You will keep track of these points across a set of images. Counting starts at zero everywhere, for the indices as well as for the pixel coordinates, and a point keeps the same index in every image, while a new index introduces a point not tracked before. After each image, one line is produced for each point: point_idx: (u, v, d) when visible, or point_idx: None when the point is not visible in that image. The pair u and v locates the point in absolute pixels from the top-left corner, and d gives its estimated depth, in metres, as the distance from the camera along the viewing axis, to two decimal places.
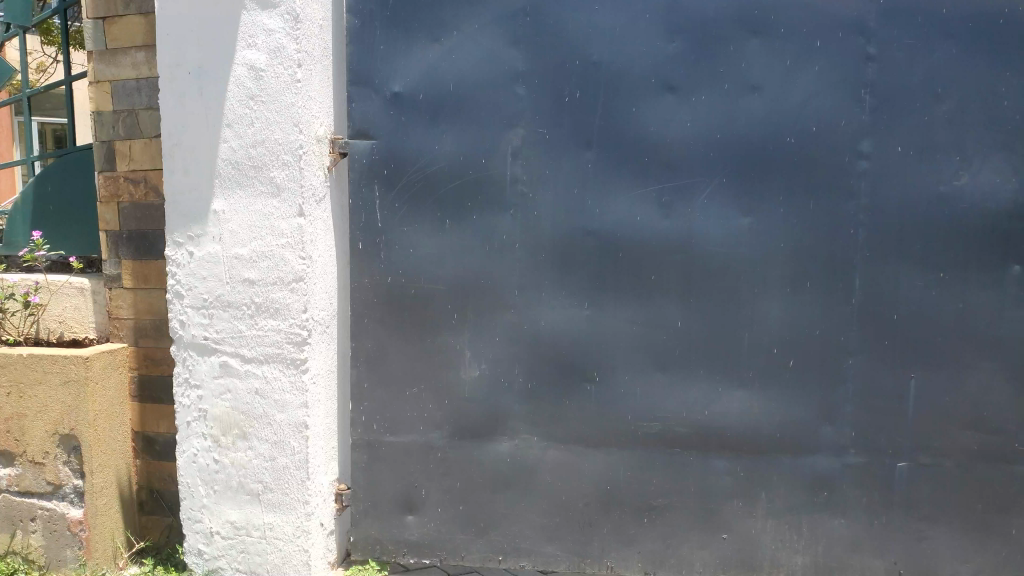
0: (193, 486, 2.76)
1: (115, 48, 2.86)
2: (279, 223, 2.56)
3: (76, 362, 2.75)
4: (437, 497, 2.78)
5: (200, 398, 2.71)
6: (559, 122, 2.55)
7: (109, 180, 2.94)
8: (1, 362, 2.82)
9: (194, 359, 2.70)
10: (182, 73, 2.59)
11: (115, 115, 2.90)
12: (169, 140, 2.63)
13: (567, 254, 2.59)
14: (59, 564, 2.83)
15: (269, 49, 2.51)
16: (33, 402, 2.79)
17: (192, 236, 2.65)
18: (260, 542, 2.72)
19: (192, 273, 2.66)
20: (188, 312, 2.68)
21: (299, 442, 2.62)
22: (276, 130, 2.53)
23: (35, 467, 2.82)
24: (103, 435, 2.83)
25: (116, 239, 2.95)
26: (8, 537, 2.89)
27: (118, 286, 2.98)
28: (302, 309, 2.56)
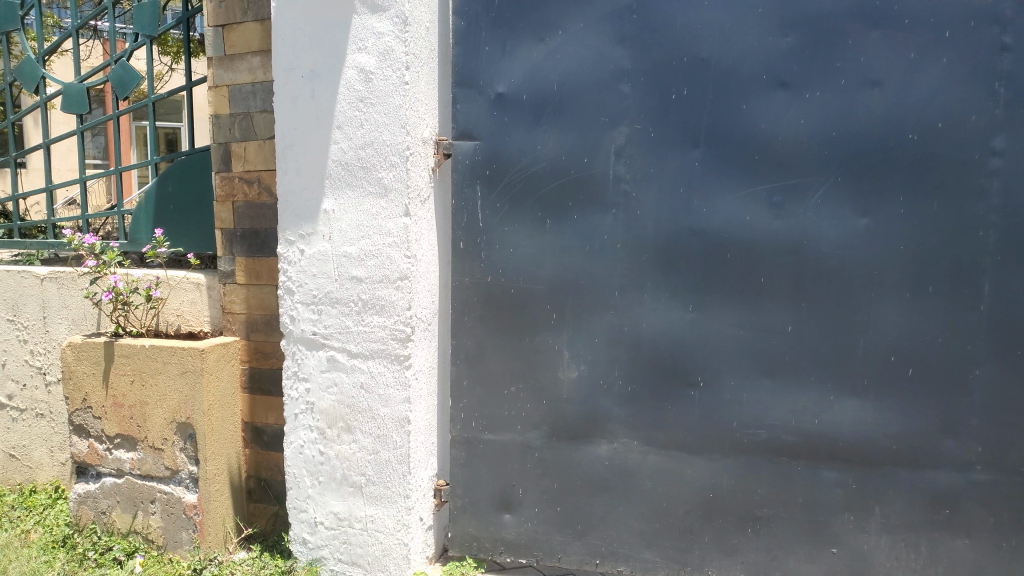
0: (300, 477, 2.86)
1: (233, 54, 2.99)
2: (386, 222, 2.61)
3: (193, 353, 2.89)
4: (534, 497, 2.77)
5: (308, 391, 2.80)
6: (665, 120, 2.51)
7: (226, 180, 3.07)
8: (126, 352, 2.99)
9: (303, 354, 2.79)
10: (297, 78, 2.69)
11: (232, 118, 3.03)
12: (283, 142, 2.74)
13: (671, 255, 2.54)
14: (175, 545, 2.98)
15: (378, 52, 2.57)
16: (154, 390, 2.95)
17: (304, 235, 2.74)
18: (362, 534, 2.78)
19: (303, 270, 2.75)
20: (298, 308, 2.77)
21: (401, 437, 2.67)
22: (384, 131, 2.59)
23: (155, 452, 2.98)
24: (216, 424, 2.96)
25: (231, 237, 3.08)
26: (130, 517, 3.05)
27: (231, 282, 3.10)
28: (406, 306, 2.61)
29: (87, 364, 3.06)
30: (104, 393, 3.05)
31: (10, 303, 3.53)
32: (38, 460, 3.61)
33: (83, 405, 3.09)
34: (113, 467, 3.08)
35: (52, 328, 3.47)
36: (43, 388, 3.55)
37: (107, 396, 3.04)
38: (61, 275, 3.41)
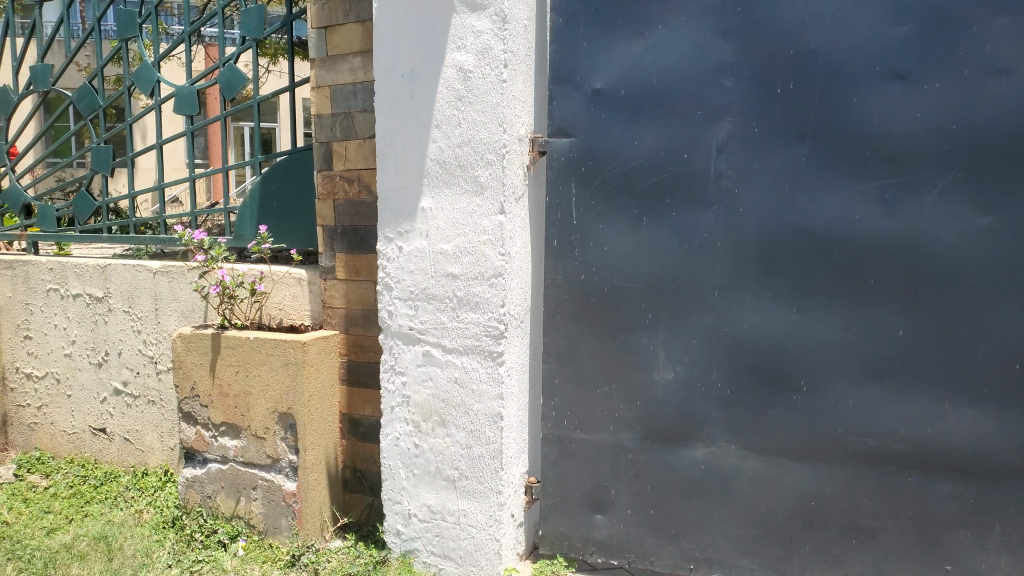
0: (395, 469, 2.91)
1: (335, 55, 3.07)
2: (481, 219, 2.63)
3: (295, 346, 2.99)
4: (626, 498, 2.74)
5: (403, 384, 2.85)
6: (769, 115, 2.43)
7: (327, 179, 3.16)
8: (232, 343, 3.12)
9: (399, 348, 2.84)
10: (397, 77, 2.74)
11: (333, 117, 3.11)
12: (383, 140, 2.79)
13: (773, 254, 2.46)
14: (275, 531, 3.09)
15: (476, 50, 2.59)
16: (257, 380, 3.07)
17: (401, 231, 2.79)
18: (454, 527, 2.81)
19: (400, 267, 2.80)
20: (395, 303, 2.83)
21: (494, 433, 2.69)
22: (481, 130, 2.60)
23: (257, 441, 3.10)
24: (316, 414, 3.06)
25: (331, 234, 3.17)
26: (234, 502, 3.18)
27: (331, 278, 3.19)
28: (500, 303, 2.62)
29: (196, 354, 3.20)
30: (210, 382, 3.18)
31: (126, 295, 3.73)
32: (150, 444, 3.81)
33: (192, 393, 3.23)
34: (218, 454, 3.21)
35: (163, 319, 3.65)
36: (155, 376, 3.73)
37: (213, 385, 3.18)
38: (173, 269, 3.57)
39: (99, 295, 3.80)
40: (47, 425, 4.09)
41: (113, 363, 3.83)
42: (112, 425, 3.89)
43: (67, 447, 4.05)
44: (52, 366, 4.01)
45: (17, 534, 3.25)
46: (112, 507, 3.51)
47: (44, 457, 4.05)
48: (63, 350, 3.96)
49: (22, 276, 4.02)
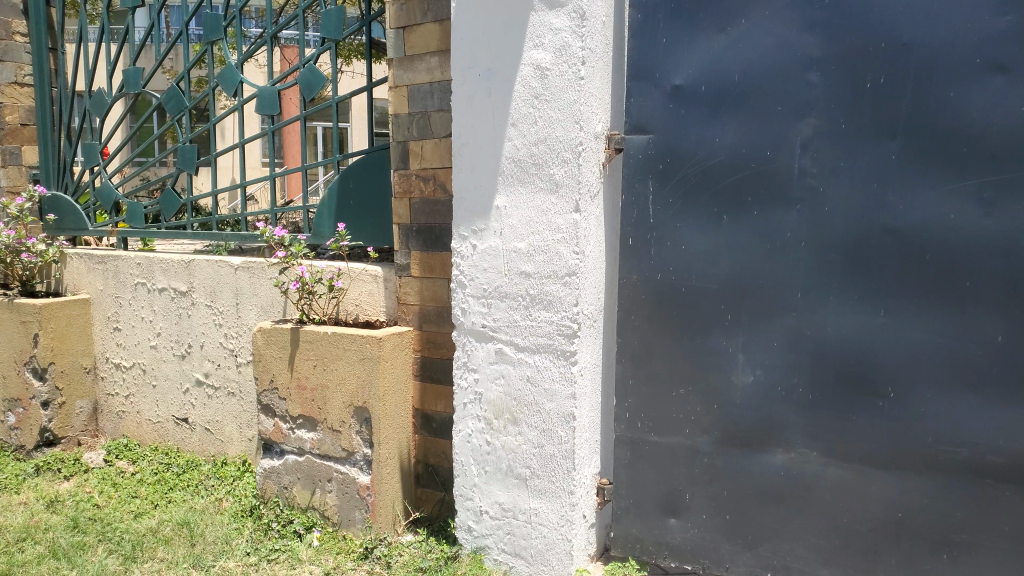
0: (467, 465, 2.93)
1: (413, 55, 3.10)
2: (556, 218, 2.62)
3: (371, 341, 3.04)
4: (701, 503, 2.69)
5: (476, 382, 2.86)
6: (857, 111, 2.35)
7: (403, 177, 3.20)
8: (310, 338, 3.19)
9: (472, 345, 2.85)
10: (474, 76, 2.75)
11: (410, 117, 3.14)
12: (459, 139, 2.81)
13: (860, 255, 2.38)
14: (349, 523, 3.15)
15: (554, 48, 2.57)
16: (334, 374, 3.13)
17: (476, 230, 2.80)
18: (526, 526, 2.81)
19: (474, 265, 2.81)
20: (469, 301, 2.84)
21: (567, 433, 2.67)
22: (557, 127, 2.59)
23: (333, 434, 3.16)
24: (390, 409, 3.10)
25: (407, 232, 3.21)
26: (309, 493, 3.25)
27: (406, 275, 3.23)
28: (574, 302, 2.60)
29: (275, 348, 3.29)
30: (288, 375, 3.26)
31: (209, 289, 3.86)
32: (229, 434, 3.92)
33: (271, 386, 3.32)
34: (295, 446, 3.28)
35: (244, 313, 3.76)
36: (235, 368, 3.84)
37: (291, 378, 3.25)
38: (253, 264, 3.68)
39: (184, 289, 3.94)
40: (133, 414, 4.26)
41: (195, 355, 3.97)
42: (194, 415, 4.02)
43: (152, 435, 4.21)
44: (139, 357, 4.17)
45: (107, 517, 3.42)
46: (194, 494, 3.65)
47: (131, 444, 4.22)
48: (149, 342, 4.12)
49: (113, 271, 4.19)
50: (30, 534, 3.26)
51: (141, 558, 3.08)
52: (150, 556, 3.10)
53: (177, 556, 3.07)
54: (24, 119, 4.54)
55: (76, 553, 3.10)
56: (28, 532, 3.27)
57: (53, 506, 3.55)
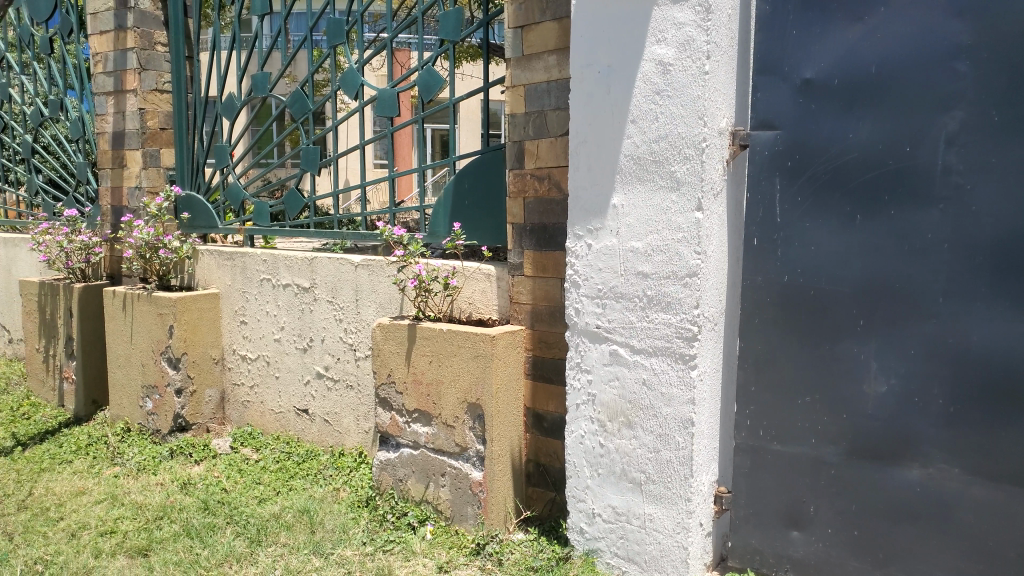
0: (579, 467, 2.91)
1: (530, 54, 3.11)
2: (677, 217, 2.55)
3: (485, 339, 3.06)
4: (826, 517, 2.56)
5: (590, 383, 2.83)
6: (1011, 102, 2.18)
7: (518, 177, 3.21)
8: (426, 334, 3.25)
9: (586, 346, 2.83)
10: (592, 73, 2.72)
11: (526, 116, 3.15)
12: (576, 138, 2.79)
13: (1011, 257, 2.21)
14: (461, 518, 3.19)
15: (677, 43, 2.51)
16: (449, 370, 3.17)
17: (592, 229, 2.77)
18: (640, 531, 2.76)
19: (590, 264, 2.78)
20: (583, 301, 2.81)
21: (684, 438, 2.60)
22: (680, 124, 2.53)
23: (447, 429, 3.21)
24: (503, 407, 3.12)
25: (521, 231, 3.21)
26: (423, 487, 3.31)
27: (519, 275, 3.24)
28: (694, 304, 2.52)
29: (393, 343, 3.37)
30: (405, 370, 3.33)
31: (330, 286, 4.00)
32: (347, 426, 4.05)
33: (388, 380, 3.40)
34: (411, 439, 3.35)
35: (363, 310, 3.87)
36: (353, 362, 3.96)
37: (407, 374, 3.32)
38: (373, 262, 3.79)
39: (306, 285, 4.10)
40: (258, 404, 4.46)
41: (316, 349, 4.12)
42: (314, 407, 4.17)
43: (274, 425, 4.40)
44: (263, 349, 4.37)
45: (234, 500, 3.59)
46: (313, 483, 3.79)
47: (255, 432, 4.42)
48: (274, 335, 4.30)
49: (240, 267, 4.41)
50: (167, 513, 3.48)
51: (266, 542, 3.22)
52: (273, 540, 3.23)
53: (299, 542, 3.18)
54: (163, 123, 4.86)
55: (207, 533, 3.29)
56: (165, 511, 3.49)
57: (186, 488, 3.77)
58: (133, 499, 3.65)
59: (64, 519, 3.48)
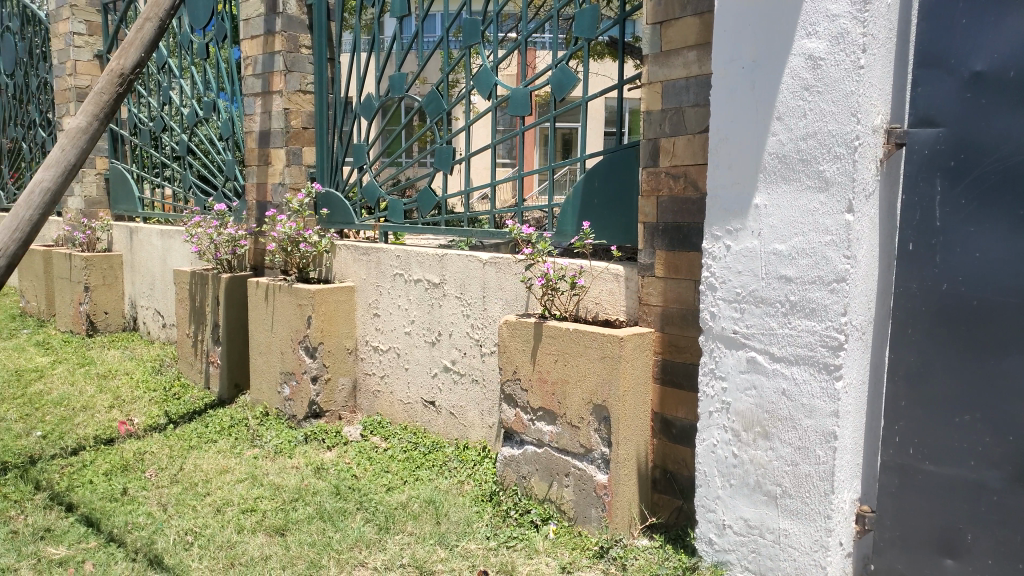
0: (710, 476, 2.82)
1: (669, 50, 3.03)
2: (824, 219, 2.42)
3: (613, 340, 3.02)
4: (986, 546, 2.36)
5: (724, 390, 2.74)
6: None
7: (652, 175, 3.14)
8: (553, 333, 3.24)
9: (721, 351, 2.74)
10: (736, 69, 2.63)
11: (663, 113, 3.08)
12: (716, 136, 2.70)
13: None
14: (585, 520, 3.18)
15: (830, 36, 2.38)
16: (575, 370, 3.15)
17: (731, 230, 2.68)
18: (774, 546, 2.65)
19: (728, 267, 2.69)
20: (720, 305, 2.72)
21: (826, 453, 2.47)
22: (830, 121, 2.39)
23: (572, 429, 3.19)
24: (630, 410, 3.07)
25: (653, 231, 3.15)
26: (547, 485, 3.32)
27: (650, 275, 3.17)
28: (841, 312, 2.39)
29: (519, 341, 3.39)
30: (531, 368, 3.34)
31: (459, 282, 4.06)
32: (472, 420, 4.10)
33: (513, 377, 3.42)
34: (535, 437, 3.36)
35: (490, 306, 3.91)
36: (479, 357, 4.02)
37: (533, 371, 3.33)
38: (500, 260, 3.82)
39: (436, 281, 4.18)
40: (387, 394, 4.60)
41: (444, 343, 4.20)
42: (441, 399, 4.26)
43: (402, 414, 4.52)
44: (394, 341, 4.50)
45: (364, 487, 3.72)
46: (439, 474, 3.86)
47: (384, 421, 4.57)
48: (404, 329, 4.43)
49: (375, 262, 4.56)
50: (302, 495, 3.65)
51: (394, 529, 3.31)
52: (401, 528, 3.32)
53: (425, 532, 3.25)
54: (305, 123, 5.09)
55: (338, 517, 3.42)
56: (300, 493, 3.66)
57: (319, 472, 3.94)
58: (272, 479, 3.85)
59: (210, 494, 3.72)
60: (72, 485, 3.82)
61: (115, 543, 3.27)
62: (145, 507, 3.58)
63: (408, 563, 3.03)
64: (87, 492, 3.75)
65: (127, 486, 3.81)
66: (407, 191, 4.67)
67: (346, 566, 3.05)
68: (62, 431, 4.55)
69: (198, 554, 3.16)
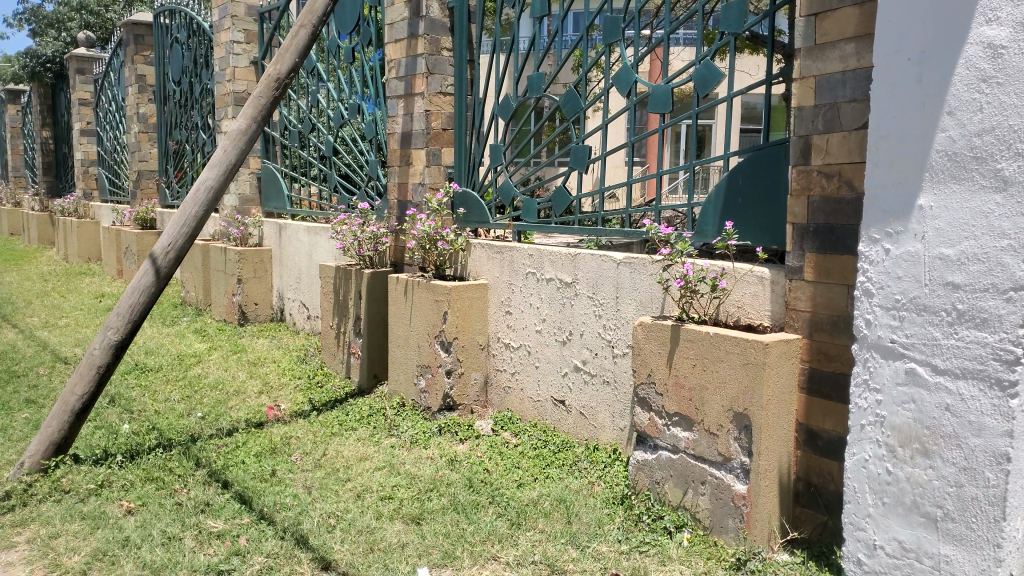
0: (861, 493, 2.66)
1: (824, 42, 2.89)
2: (1001, 221, 2.23)
3: (756, 347, 2.91)
4: None
5: (879, 403, 2.58)
6: None
7: (802, 174, 3.00)
8: (692, 337, 3.16)
9: (877, 362, 2.58)
10: (901, 60, 2.47)
11: (815, 110, 2.94)
12: (878, 132, 2.55)
13: None
14: (720, 530, 3.09)
15: (1015, 22, 2.19)
16: (715, 376, 3.06)
17: (891, 233, 2.52)
18: (932, 573, 2.46)
19: (886, 272, 2.53)
20: (876, 312, 2.57)
21: (997, 475, 2.27)
22: (1011, 115, 2.20)
23: (710, 437, 3.10)
24: (773, 419, 2.95)
25: (802, 232, 3.01)
26: (681, 493, 3.24)
27: (798, 279, 3.03)
28: (1019, 323, 2.19)
29: (655, 344, 3.32)
30: (666, 372, 3.27)
31: (592, 282, 4.04)
32: (603, 421, 4.07)
33: (648, 380, 3.36)
34: (670, 443, 3.30)
35: (623, 307, 3.87)
36: (611, 358, 3.98)
37: (669, 376, 3.26)
38: (636, 260, 3.76)
39: (569, 280, 4.18)
40: (517, 391, 4.64)
41: (575, 342, 4.19)
42: (571, 398, 4.25)
43: (532, 412, 4.56)
44: (525, 339, 4.53)
45: (496, 482, 3.78)
46: (569, 473, 3.86)
47: (514, 418, 4.62)
48: (535, 327, 4.45)
49: (509, 260, 4.61)
50: (437, 486, 3.75)
51: (526, 525, 3.33)
52: (532, 525, 3.34)
53: (555, 531, 3.26)
54: (445, 124, 5.21)
55: (472, 510, 3.49)
56: (435, 484, 3.76)
57: (453, 464, 4.04)
58: (408, 469, 3.98)
59: (351, 480, 3.88)
60: (228, 463, 4.10)
61: (266, 521, 3.48)
62: (292, 489, 3.78)
63: (540, 561, 3.05)
64: (240, 471, 4.01)
65: (276, 468, 4.04)
66: (537, 191, 4.68)
67: (480, 559, 3.10)
68: (218, 413, 4.89)
69: (340, 537, 3.31)
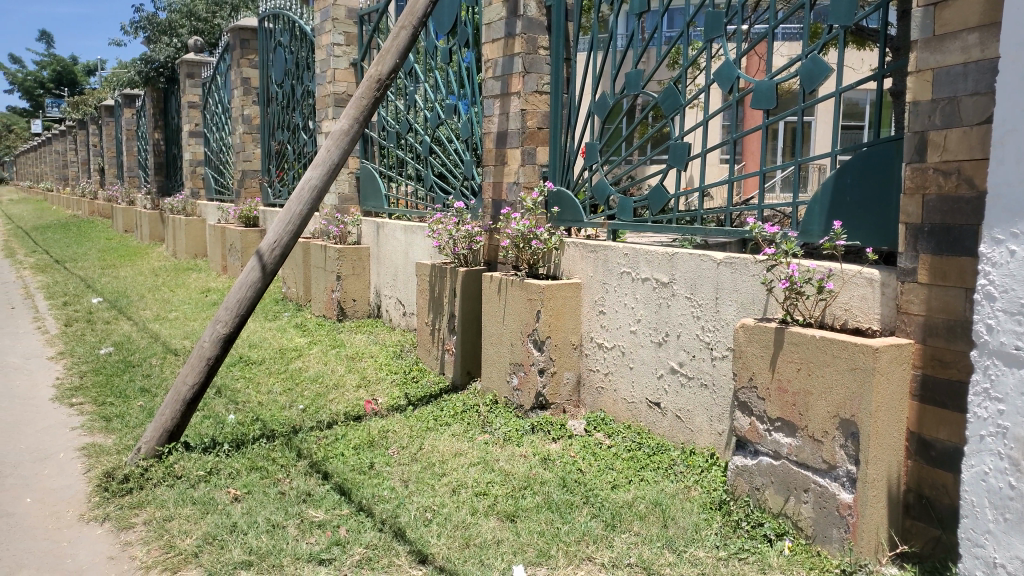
0: (979, 508, 2.52)
1: (944, 33, 2.75)
2: None
3: (865, 351, 2.80)
4: None
5: (1001, 413, 2.44)
6: None
7: (917, 171, 2.86)
8: (797, 340, 3.06)
9: (999, 370, 2.44)
10: None
11: (933, 104, 2.79)
12: (1004, 126, 2.41)
13: None
14: (824, 540, 3.00)
15: None
16: (820, 381, 2.97)
17: (1018, 233, 2.37)
18: None
19: (1011, 275, 2.39)
20: (999, 317, 2.42)
21: None
22: None
23: (814, 443, 3.01)
24: (883, 427, 2.83)
25: (916, 233, 2.87)
26: (783, 499, 3.16)
27: (910, 281, 2.90)
28: None
29: (756, 346, 3.24)
30: (769, 376, 3.19)
31: (689, 282, 3.97)
32: (700, 425, 4.00)
33: (749, 384, 3.28)
34: (772, 448, 3.21)
35: (723, 308, 3.79)
36: (709, 361, 3.91)
37: (772, 380, 3.18)
38: (737, 260, 3.68)
39: (666, 280, 4.12)
40: (611, 391, 4.62)
41: (672, 343, 4.13)
42: (666, 401, 4.20)
43: (626, 413, 4.53)
44: (620, 339, 4.50)
45: (590, 482, 3.78)
46: (665, 477, 3.82)
47: (608, 419, 4.60)
48: (630, 327, 4.41)
49: (603, 259, 4.58)
50: (531, 484, 3.77)
51: (621, 527, 3.32)
52: (627, 527, 3.32)
53: (652, 534, 3.23)
54: (540, 123, 5.21)
55: (566, 509, 3.50)
56: (529, 482, 3.79)
57: (546, 463, 4.06)
58: (502, 466, 4.02)
59: (446, 475, 3.95)
60: (328, 455, 4.25)
61: (364, 512, 3.58)
62: (389, 482, 3.88)
63: (636, 563, 3.03)
64: (340, 463, 4.15)
65: (374, 461, 4.15)
66: (631, 190, 4.65)
67: (575, 559, 3.10)
68: (319, 406, 5.06)
69: (436, 531, 3.38)
